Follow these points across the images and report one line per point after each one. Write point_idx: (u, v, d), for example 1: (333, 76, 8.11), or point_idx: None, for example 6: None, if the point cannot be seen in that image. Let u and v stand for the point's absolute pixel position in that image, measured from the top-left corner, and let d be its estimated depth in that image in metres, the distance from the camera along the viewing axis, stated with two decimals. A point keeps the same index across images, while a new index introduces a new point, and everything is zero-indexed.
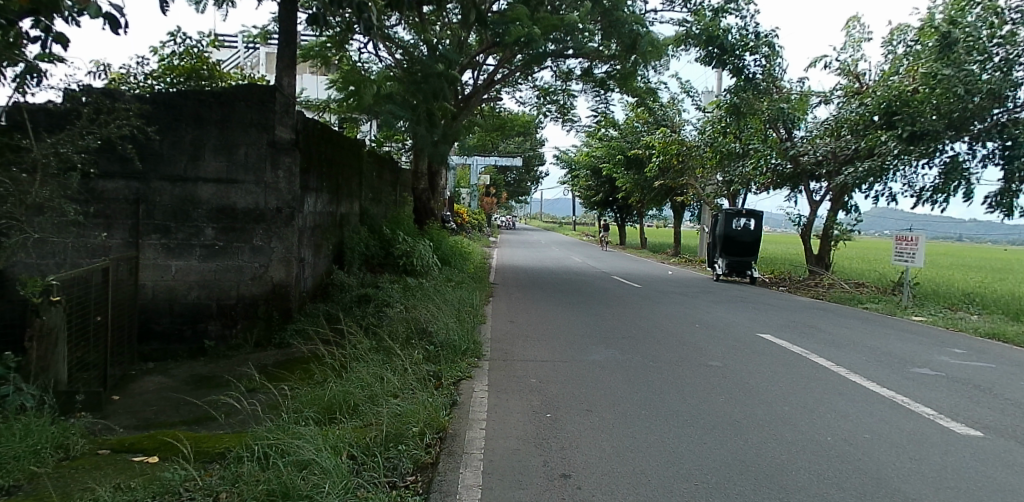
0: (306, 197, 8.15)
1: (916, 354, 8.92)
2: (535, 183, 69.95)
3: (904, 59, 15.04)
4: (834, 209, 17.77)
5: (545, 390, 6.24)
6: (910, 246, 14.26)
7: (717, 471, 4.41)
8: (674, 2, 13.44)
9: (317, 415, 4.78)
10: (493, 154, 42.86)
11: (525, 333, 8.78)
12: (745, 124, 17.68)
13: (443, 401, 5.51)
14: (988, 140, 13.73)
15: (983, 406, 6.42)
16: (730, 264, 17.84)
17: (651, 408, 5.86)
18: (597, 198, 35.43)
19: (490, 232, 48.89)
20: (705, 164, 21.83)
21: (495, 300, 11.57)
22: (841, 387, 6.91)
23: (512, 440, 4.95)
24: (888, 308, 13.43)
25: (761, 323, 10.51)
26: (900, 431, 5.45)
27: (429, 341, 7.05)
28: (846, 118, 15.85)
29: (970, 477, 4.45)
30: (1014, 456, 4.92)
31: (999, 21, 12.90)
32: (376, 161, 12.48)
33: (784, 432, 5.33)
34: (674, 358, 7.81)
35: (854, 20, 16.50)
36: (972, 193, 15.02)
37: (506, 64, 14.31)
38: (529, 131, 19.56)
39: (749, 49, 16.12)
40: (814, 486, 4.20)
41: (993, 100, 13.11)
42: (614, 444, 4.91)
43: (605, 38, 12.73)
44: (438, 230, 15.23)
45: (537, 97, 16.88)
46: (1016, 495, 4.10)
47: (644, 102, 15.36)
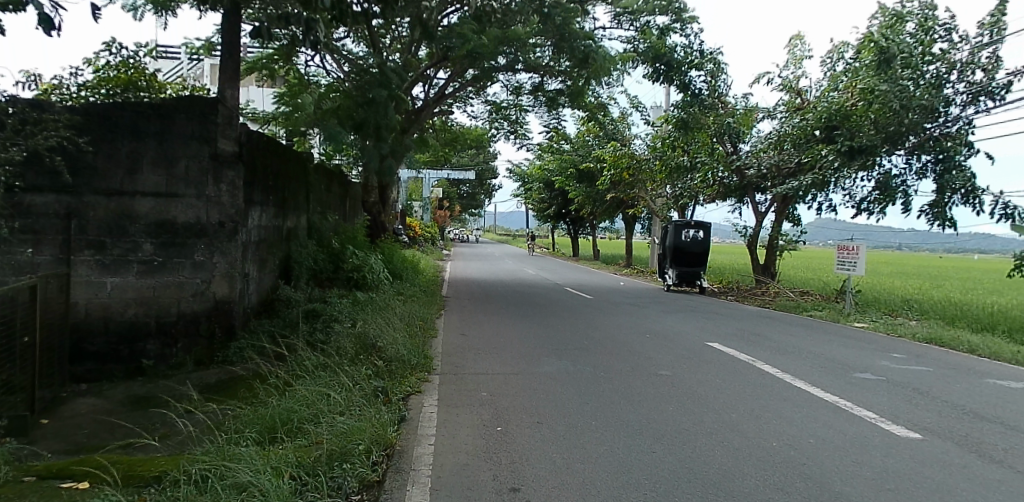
0: (250, 211, 7.98)
1: (860, 360, 9.22)
2: (488, 197, 70.01)
3: (843, 76, 15.54)
4: (779, 220, 18.25)
5: (496, 403, 6.22)
6: (851, 254, 14.77)
7: (666, 480, 4.47)
8: (620, 21, 13.77)
9: (258, 435, 4.66)
10: (444, 169, 42.63)
11: (477, 346, 8.74)
12: (692, 139, 18.01)
13: (391, 416, 5.43)
14: (923, 153, 14.51)
15: (920, 408, 6.71)
16: (680, 274, 18.12)
17: (601, 418, 5.91)
18: (549, 210, 35.80)
19: (443, 246, 48.61)
20: (655, 177, 22.10)
21: (447, 314, 11.51)
22: (784, 393, 7.09)
23: (461, 454, 4.91)
24: (831, 315, 13.90)
25: (710, 332, 10.72)
26: (843, 435, 5.63)
27: (378, 356, 6.94)
28: (789, 133, 16.28)
29: (909, 477, 4.62)
30: (950, 457, 5.13)
31: (930, 39, 13.93)
32: (324, 176, 12.28)
33: (731, 439, 5.45)
34: (626, 369, 7.86)
35: (796, 38, 17.10)
36: (909, 205, 15.73)
37: (457, 78, 14.17)
38: (481, 145, 19.55)
39: (694, 66, 16.26)
40: (760, 491, 4.30)
41: (926, 116, 13.81)
42: (564, 455, 4.93)
43: (555, 53, 12.71)
44: (390, 244, 15.13)
45: (489, 112, 16.88)
46: (949, 496, 4.27)
47: (595, 116, 15.53)
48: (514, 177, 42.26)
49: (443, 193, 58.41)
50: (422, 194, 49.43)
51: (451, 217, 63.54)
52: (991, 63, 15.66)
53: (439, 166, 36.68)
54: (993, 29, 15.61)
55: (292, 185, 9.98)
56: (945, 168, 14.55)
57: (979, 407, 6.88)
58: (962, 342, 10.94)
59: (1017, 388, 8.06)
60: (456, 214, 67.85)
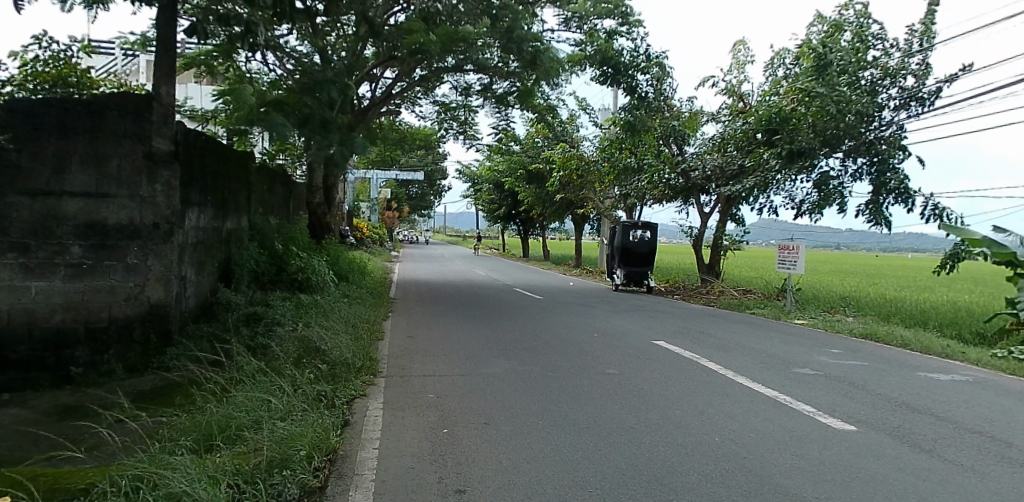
0: (187, 212, 7.80)
1: (800, 356, 9.54)
2: (437, 197, 69.62)
3: (783, 81, 15.97)
4: (723, 221, 18.74)
5: (443, 405, 6.18)
6: (791, 254, 15.27)
7: (611, 477, 4.53)
8: (568, 24, 13.84)
9: (193, 444, 4.51)
10: (393, 169, 42.15)
11: (425, 348, 8.68)
12: (639, 141, 18.30)
13: (334, 420, 5.35)
14: (859, 156, 15.14)
15: (855, 401, 6.99)
16: (628, 274, 18.40)
17: (548, 418, 5.95)
18: (499, 211, 35.81)
19: (392, 247, 48.00)
20: (603, 179, 22.35)
21: (395, 315, 11.39)
22: (727, 389, 7.27)
23: (406, 458, 4.86)
24: (773, 312, 14.34)
25: (656, 330, 10.91)
26: (783, 429, 5.81)
27: (321, 359, 6.82)
28: (732, 135, 16.72)
29: (845, 469, 4.80)
30: (883, 448, 5.35)
31: (865, 46, 14.55)
32: (267, 175, 11.98)
33: (675, 435, 5.56)
34: (573, 368, 7.92)
35: (740, 44, 17.56)
36: (845, 206, 16.36)
37: (405, 78, 14.03)
38: (430, 145, 19.41)
39: (641, 69, 16.44)
40: (704, 486, 4.39)
41: (862, 119, 14.38)
42: (510, 455, 4.94)
43: (504, 54, 12.72)
44: (336, 246, 14.88)
45: (437, 112, 16.75)
46: (882, 485, 4.46)
47: (544, 118, 15.60)
48: (464, 178, 42.12)
49: (392, 194, 57.75)
50: (371, 195, 48.80)
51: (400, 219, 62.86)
52: (921, 69, 16.42)
53: (386, 167, 36.22)
54: (924, 37, 16.37)
55: (233, 185, 9.70)
56: (880, 171, 15.19)
57: (910, 399, 7.20)
58: (895, 337, 11.44)
59: (944, 380, 8.47)
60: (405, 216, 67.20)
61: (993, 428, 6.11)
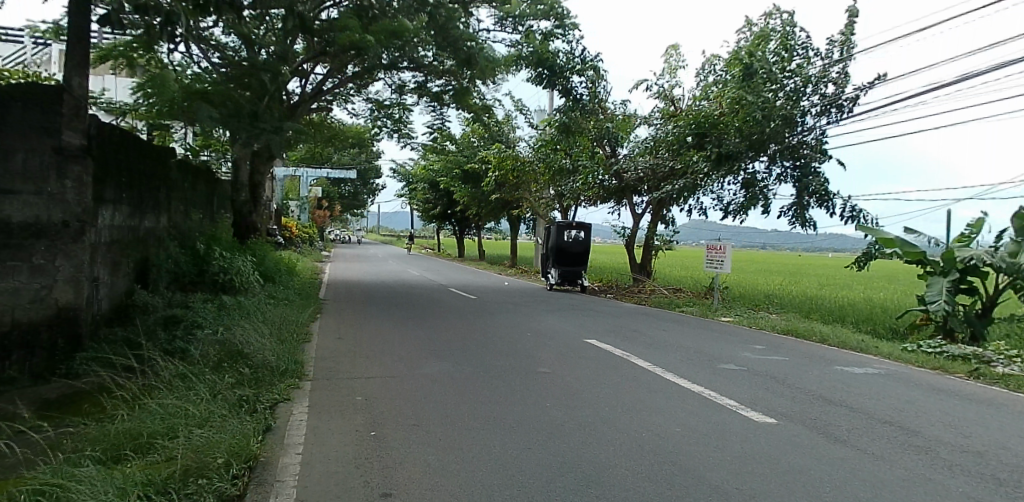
0: (99, 210, 7.45)
1: (725, 352, 9.90)
2: (373, 195, 68.62)
3: (713, 87, 16.54)
4: (655, 221, 19.23)
5: (371, 408, 6.11)
6: (719, 254, 15.81)
7: (539, 475, 4.59)
8: (503, 24, 13.87)
9: (101, 455, 4.30)
10: (326, 167, 41.23)
11: (355, 350, 8.55)
12: (574, 142, 18.54)
13: (255, 427, 5.21)
14: (783, 160, 15.83)
15: (775, 395, 7.31)
16: (562, 274, 18.63)
17: (477, 418, 5.97)
18: (435, 210, 35.59)
19: (325, 247, 46.98)
20: (539, 179, 22.54)
21: (324, 317, 11.17)
22: (655, 385, 7.48)
23: (331, 462, 4.78)
24: (702, 310, 14.82)
25: (588, 329, 11.10)
26: (707, 423, 6.02)
27: (243, 364, 6.63)
28: (663, 139, 17.14)
29: (764, 460, 5.02)
30: (799, 439, 5.62)
31: (790, 55, 15.13)
32: (189, 172, 11.53)
33: (604, 432, 5.68)
34: (505, 368, 7.97)
35: (672, 49, 18.04)
36: (769, 208, 17.07)
37: (337, 74, 13.78)
38: (364, 143, 19.11)
39: (575, 71, 16.62)
40: (630, 481, 4.51)
41: (786, 125, 15.02)
42: (438, 457, 4.93)
43: (439, 53, 12.65)
44: (264, 245, 14.45)
45: (371, 109, 16.51)
46: (798, 474, 4.69)
47: (480, 118, 15.62)
48: (399, 177, 41.65)
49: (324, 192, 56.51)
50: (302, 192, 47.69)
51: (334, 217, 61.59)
52: (840, 78, 17.28)
53: (319, 164, 35.43)
54: (843, 47, 17.22)
55: (151, 182, 9.29)
56: (802, 174, 15.91)
57: (826, 391, 7.58)
58: (814, 333, 12.02)
59: (858, 373, 8.95)
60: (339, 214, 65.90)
61: (899, 417, 6.52)
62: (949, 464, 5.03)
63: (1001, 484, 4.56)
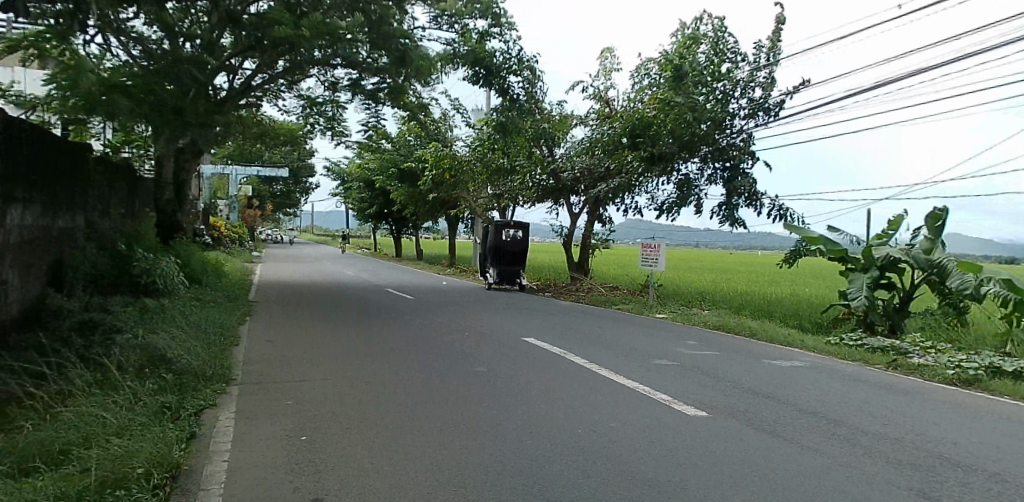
0: (8, 210, 7.00)
1: (659, 347, 10.17)
2: (306, 193, 66.96)
3: (648, 89, 16.94)
4: (592, 221, 19.56)
5: (302, 411, 5.99)
6: (653, 253, 16.21)
7: (476, 474, 4.61)
8: (439, 22, 13.78)
9: (7, 470, 4.04)
10: (256, 165, 39.98)
11: (286, 353, 8.35)
12: (511, 142, 18.63)
13: (178, 434, 5.01)
14: (714, 161, 16.37)
15: (707, 388, 7.57)
16: (500, 273, 18.70)
17: (413, 419, 5.93)
18: (371, 209, 35.03)
19: (255, 247, 45.57)
20: (476, 179, 22.52)
21: (255, 319, 10.85)
22: (591, 382, 7.62)
23: (261, 469, 4.65)
24: (637, 308, 15.18)
25: (526, 328, 11.20)
26: (641, 418, 6.18)
27: (165, 370, 6.37)
28: (599, 139, 17.50)
29: (695, 452, 5.20)
30: (728, 431, 5.84)
31: (719, 60, 15.70)
32: (108, 170, 10.97)
33: (540, 429, 5.75)
34: (442, 368, 7.95)
35: (607, 51, 18.37)
36: (701, 207, 17.63)
37: (267, 70, 13.40)
38: (296, 141, 18.66)
39: (512, 72, 16.67)
40: (566, 477, 4.57)
41: (716, 127, 15.54)
42: (372, 459, 4.88)
43: (373, 51, 12.48)
44: (189, 246, 13.90)
45: (303, 106, 16.12)
46: (728, 465, 4.88)
47: (416, 116, 15.49)
48: (333, 176, 40.81)
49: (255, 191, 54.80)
50: (231, 190, 46.05)
51: (265, 217, 59.80)
52: (767, 82, 17.99)
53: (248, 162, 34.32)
54: (770, 53, 17.93)
55: (66, 180, 8.80)
56: (732, 175, 16.50)
57: (755, 384, 7.90)
58: (742, 328, 12.51)
59: (784, 366, 9.37)
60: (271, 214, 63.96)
61: (820, 408, 6.86)
62: (869, 451, 5.32)
63: (916, 468, 4.86)
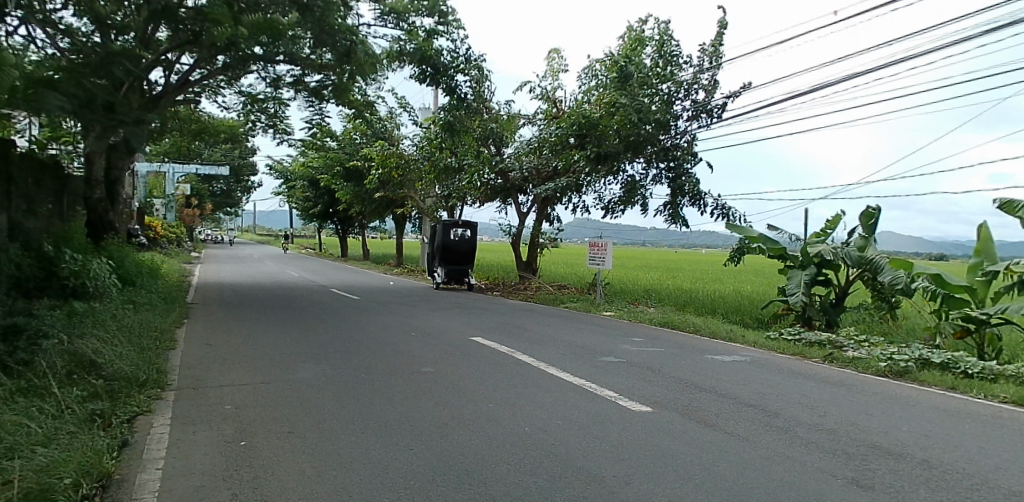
0: None
1: (606, 345, 10.34)
2: (248, 192, 65.20)
3: (594, 90, 17.18)
4: (540, 220, 19.71)
5: (241, 416, 5.84)
6: (600, 251, 16.44)
7: (421, 475, 4.60)
8: (385, 19, 13.64)
9: None
10: (194, 163, 38.66)
11: (226, 356, 8.13)
12: (458, 141, 18.59)
13: (109, 443, 4.82)
14: (659, 160, 16.73)
15: (651, 384, 7.73)
16: (448, 272, 18.65)
17: (357, 421, 5.87)
18: (316, 209, 34.40)
19: (194, 248, 44.08)
20: (423, 178, 22.38)
21: (193, 322, 10.51)
22: (538, 380, 7.69)
23: (196, 476, 4.52)
24: (585, 306, 15.38)
25: (474, 327, 11.20)
26: (587, 415, 6.27)
27: (95, 376, 6.11)
28: (546, 139, 17.67)
29: (639, 447, 5.31)
30: (670, 425, 5.99)
31: (664, 62, 16.04)
32: (32, 167, 10.43)
33: (487, 428, 5.78)
34: (387, 369, 7.88)
35: (554, 52, 18.53)
36: (647, 207, 17.97)
37: (206, 65, 12.99)
38: (236, 138, 18.15)
39: (460, 70, 16.61)
40: (512, 476, 4.61)
41: (660, 128, 15.88)
42: (314, 464, 4.81)
43: (317, 47, 12.25)
44: (122, 247, 13.36)
45: (244, 103, 15.70)
46: (670, 459, 5.01)
47: (362, 114, 15.28)
48: (276, 174, 39.87)
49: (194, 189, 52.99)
50: (168, 188, 44.47)
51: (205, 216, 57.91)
52: (709, 85, 18.48)
53: (186, 159, 33.16)
54: (712, 57, 18.43)
55: None
56: (677, 174, 16.88)
57: (698, 379, 8.10)
58: (686, 325, 12.83)
59: (727, 361, 9.65)
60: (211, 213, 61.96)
61: (759, 401, 7.10)
62: (807, 442, 5.53)
63: (849, 458, 5.08)
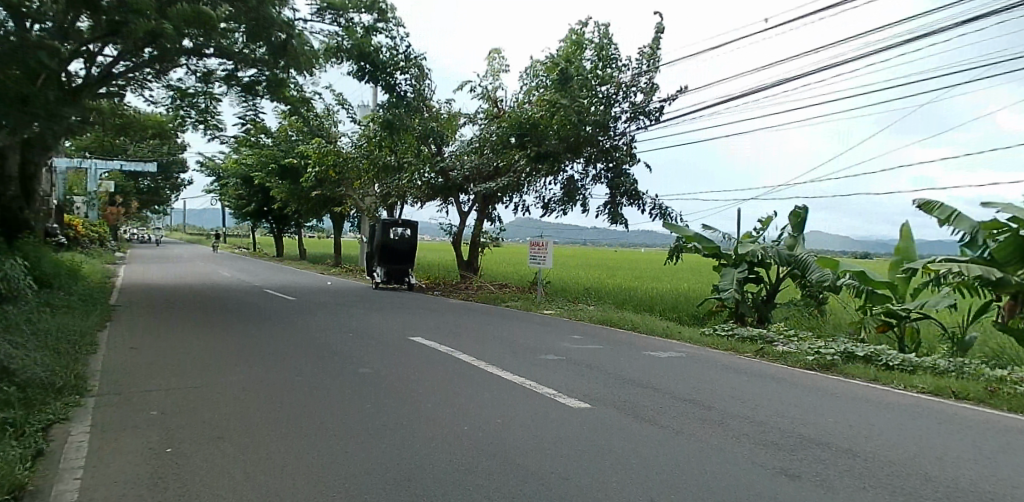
0: None
1: (546, 343, 10.47)
2: (178, 190, 62.73)
3: (535, 90, 17.36)
4: (481, 219, 19.76)
5: (168, 421, 5.66)
6: (540, 250, 16.61)
7: (357, 477, 4.57)
8: (322, 15, 13.42)
9: None
10: (118, 159, 36.92)
11: (152, 360, 7.84)
12: (398, 140, 18.44)
13: (22, 453, 4.59)
14: (598, 161, 17.05)
15: (590, 381, 7.89)
16: (388, 272, 18.49)
17: (291, 424, 5.78)
18: (250, 207, 33.45)
19: (118, 248, 42.08)
20: (362, 177, 22.08)
21: (116, 325, 10.07)
22: (478, 379, 7.73)
23: (118, 485, 4.35)
24: (525, 304, 15.52)
25: (414, 327, 11.15)
26: (526, 412, 6.35)
27: (6, 383, 5.80)
28: (487, 138, 17.75)
29: (577, 443, 5.42)
30: (607, 421, 6.13)
31: (603, 65, 16.35)
32: None
33: (425, 428, 5.78)
34: (322, 371, 7.77)
35: (495, 52, 18.59)
36: (586, 206, 18.26)
37: (131, 57, 12.45)
38: (164, 134, 17.46)
39: (399, 68, 16.46)
40: (449, 475, 4.64)
41: (599, 129, 16.18)
42: (245, 469, 4.71)
43: (251, 41, 11.94)
44: (38, 247, 12.66)
45: (172, 97, 15.13)
46: (606, 454, 5.13)
47: (298, 111, 14.97)
48: (208, 172, 38.52)
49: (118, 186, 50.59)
50: (89, 185, 42.29)
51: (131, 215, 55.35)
52: (647, 87, 18.92)
53: (109, 156, 31.64)
54: (649, 60, 18.88)
55: None
56: (615, 174, 17.22)
57: (635, 375, 8.32)
58: (623, 322, 13.12)
59: (663, 357, 9.93)
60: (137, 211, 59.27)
61: (693, 395, 7.34)
62: (736, 434, 5.77)
63: (777, 448, 5.32)
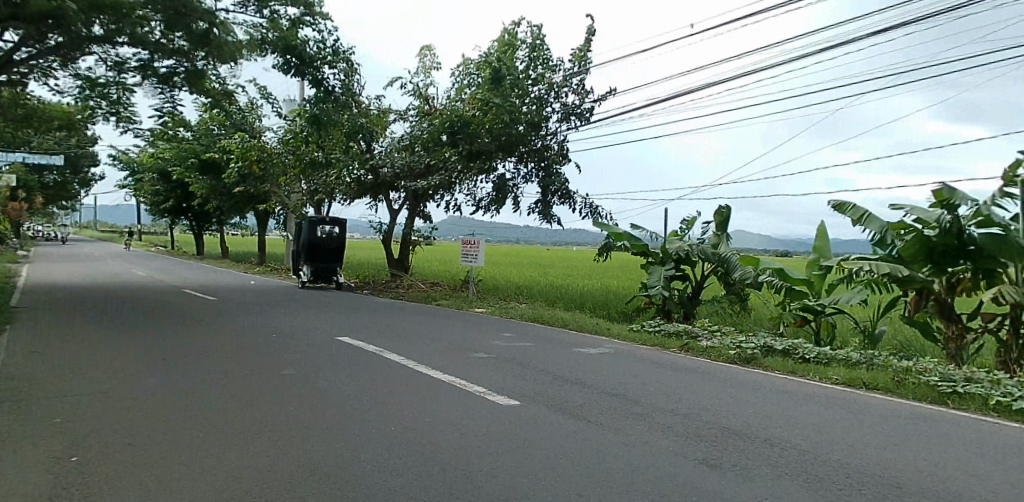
0: None
1: (477, 341, 10.51)
2: (88, 184, 59.12)
3: (466, 88, 17.39)
4: (412, 217, 19.60)
5: (74, 429, 5.38)
6: (472, 249, 16.61)
7: (279, 482, 4.48)
8: (245, 6, 13.00)
9: None
10: (19, 152, 34.47)
11: (57, 365, 7.41)
12: (326, 136, 18.05)
13: None
14: (529, 160, 17.23)
15: (520, 379, 7.97)
16: (315, 270, 18.07)
17: (210, 429, 5.59)
18: (167, 204, 31.93)
19: (19, 246, 39.29)
20: (288, 173, 21.48)
21: (17, 328, 9.44)
22: (407, 379, 7.69)
23: (16, 497, 4.11)
24: (457, 303, 15.50)
25: (342, 327, 10.94)
26: (456, 411, 6.37)
27: None
28: (419, 136, 17.64)
29: (506, 440, 5.48)
30: (536, 418, 6.22)
31: (534, 65, 16.55)
32: None
33: (352, 429, 5.71)
34: (245, 373, 7.55)
35: (426, 49, 18.43)
36: (518, 204, 18.40)
37: (34, 43, 11.68)
38: (72, 125, 16.46)
39: (327, 62, 16.08)
40: (377, 476, 4.61)
41: (530, 128, 16.36)
42: (159, 477, 4.54)
43: (168, 29, 11.44)
44: None
45: (80, 87, 14.28)
46: (535, 450, 5.21)
47: (219, 104, 14.43)
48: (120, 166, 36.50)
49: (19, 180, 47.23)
50: None
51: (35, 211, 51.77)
52: (578, 89, 19.24)
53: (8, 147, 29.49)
54: (580, 62, 19.22)
55: None
56: (547, 173, 17.34)
57: (565, 372, 8.47)
58: (553, 320, 13.31)
59: (592, 353, 10.15)
60: (41, 207, 55.50)
61: (620, 390, 7.54)
62: (661, 427, 5.97)
63: (700, 440, 5.54)
